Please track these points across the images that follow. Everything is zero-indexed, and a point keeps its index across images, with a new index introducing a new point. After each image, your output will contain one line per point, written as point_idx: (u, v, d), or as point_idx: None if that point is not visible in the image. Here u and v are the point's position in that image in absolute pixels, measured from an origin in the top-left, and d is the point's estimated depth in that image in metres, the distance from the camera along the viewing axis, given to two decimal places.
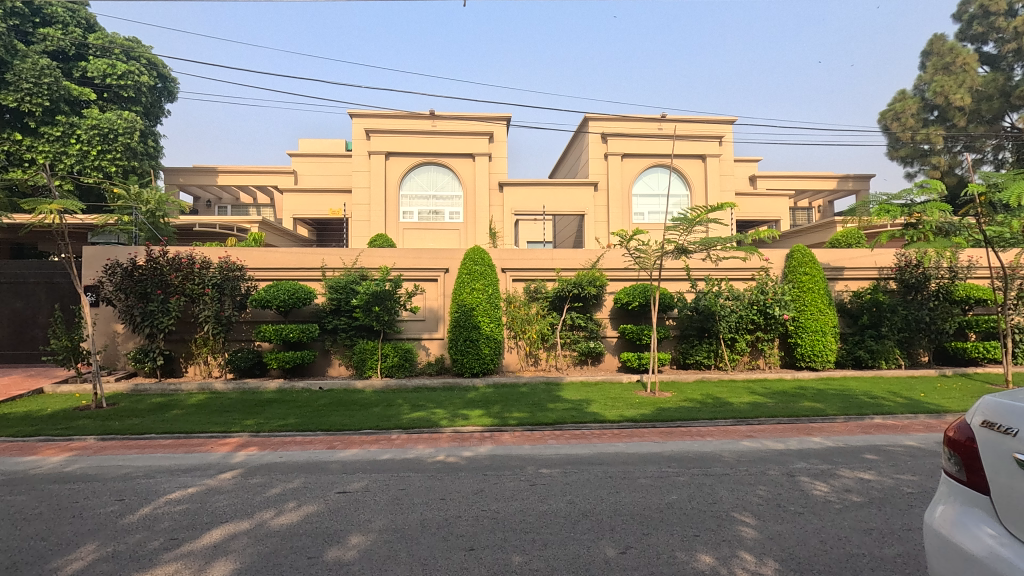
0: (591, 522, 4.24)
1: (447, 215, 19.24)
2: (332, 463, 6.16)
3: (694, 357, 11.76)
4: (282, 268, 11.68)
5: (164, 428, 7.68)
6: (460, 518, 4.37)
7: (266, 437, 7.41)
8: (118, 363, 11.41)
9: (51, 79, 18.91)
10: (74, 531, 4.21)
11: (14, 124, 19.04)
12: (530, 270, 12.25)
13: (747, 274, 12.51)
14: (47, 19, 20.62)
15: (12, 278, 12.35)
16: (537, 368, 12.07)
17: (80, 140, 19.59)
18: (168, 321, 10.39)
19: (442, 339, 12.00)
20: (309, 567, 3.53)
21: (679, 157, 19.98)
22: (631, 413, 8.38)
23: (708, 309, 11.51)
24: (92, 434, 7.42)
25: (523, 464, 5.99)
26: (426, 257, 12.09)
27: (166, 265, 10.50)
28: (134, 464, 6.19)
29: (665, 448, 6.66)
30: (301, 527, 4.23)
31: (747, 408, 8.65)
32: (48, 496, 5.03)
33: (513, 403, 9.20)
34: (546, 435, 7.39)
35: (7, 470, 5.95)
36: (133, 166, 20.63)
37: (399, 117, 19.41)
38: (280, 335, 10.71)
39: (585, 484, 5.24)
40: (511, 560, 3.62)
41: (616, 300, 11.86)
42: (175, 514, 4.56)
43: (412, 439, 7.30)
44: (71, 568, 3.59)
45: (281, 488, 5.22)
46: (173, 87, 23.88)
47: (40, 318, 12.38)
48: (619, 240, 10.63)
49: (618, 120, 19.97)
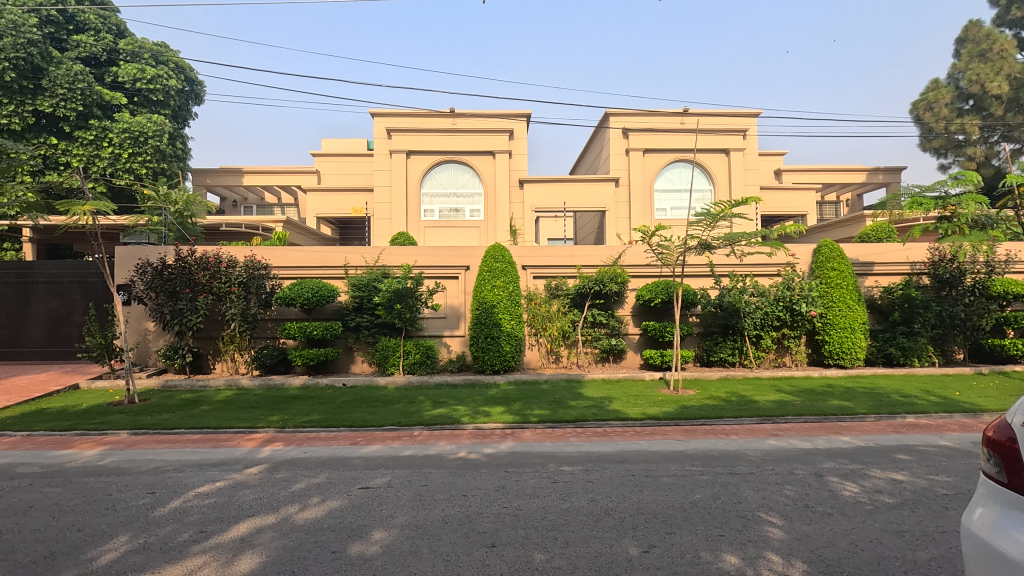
0: (613, 521, 4.20)
1: (467, 212, 19.34)
2: (355, 458, 6.24)
3: (718, 355, 11.59)
4: (305, 267, 11.86)
5: (193, 423, 7.86)
6: (481, 515, 4.38)
7: (291, 432, 7.54)
8: (149, 360, 11.74)
9: (84, 85, 19.51)
10: (108, 522, 4.33)
11: (50, 129, 19.60)
12: (551, 267, 12.21)
13: (773, 270, 12.26)
14: (80, 26, 21.21)
15: (48, 278, 12.78)
16: (558, 366, 12.06)
17: (112, 143, 20.19)
18: (196, 320, 10.64)
19: (463, 337, 12.05)
20: (333, 562, 3.57)
21: (701, 152, 19.67)
22: (653, 411, 8.28)
23: (732, 305, 11.36)
24: (125, 428, 7.63)
25: (544, 461, 5.98)
26: (447, 256, 12.13)
27: (194, 264, 10.72)
28: (164, 458, 6.34)
29: (688, 446, 6.57)
30: (325, 522, 4.28)
31: (773, 406, 8.49)
32: (84, 489, 5.19)
33: (534, 401, 9.19)
34: (567, 433, 7.35)
35: (46, 462, 6.17)
36: (162, 167, 21.17)
37: (420, 116, 19.53)
38: (304, 332, 10.88)
39: (607, 482, 5.20)
40: (533, 557, 3.60)
41: (638, 296, 11.72)
42: (202, 507, 4.65)
43: (434, 435, 7.35)
44: (105, 558, 3.69)
45: (305, 483, 5.30)
46: (200, 90, 24.41)
47: (75, 317, 12.78)
48: (641, 236, 10.47)
49: (640, 115, 19.76)
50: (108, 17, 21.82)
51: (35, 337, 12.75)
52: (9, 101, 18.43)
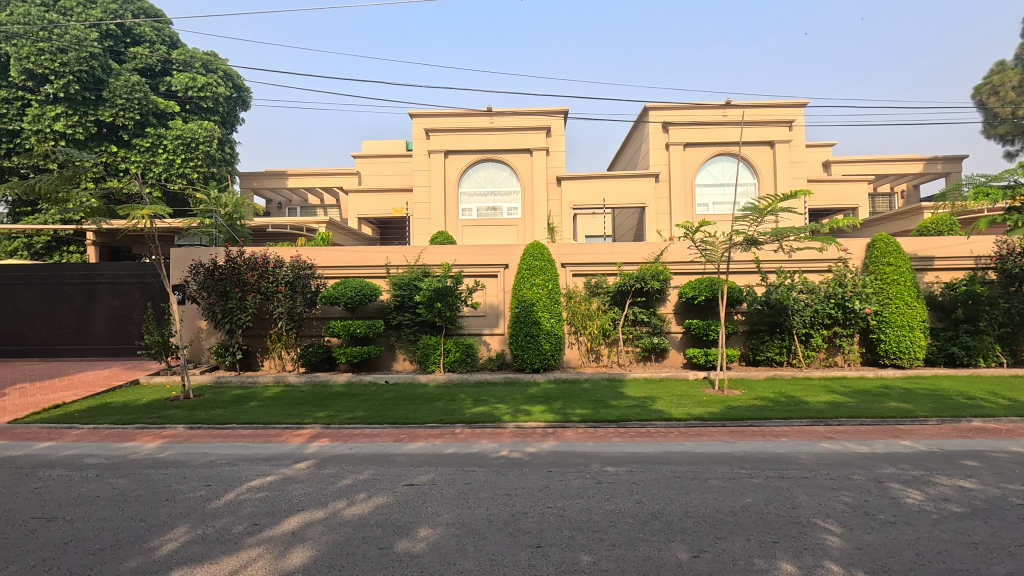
0: (660, 524, 4.12)
1: (505, 211, 19.34)
2: (399, 455, 6.33)
3: (765, 354, 11.23)
4: (348, 266, 12.12)
5: (244, 419, 8.14)
6: (525, 515, 4.35)
7: (337, 428, 7.70)
8: (202, 357, 12.23)
9: (141, 95, 20.47)
10: (168, 513, 4.52)
11: (110, 137, 20.62)
12: (591, 265, 12.06)
13: (823, 265, 11.76)
14: (137, 38, 22.21)
15: (110, 279, 13.45)
16: (598, 364, 11.93)
17: (166, 150, 21.13)
18: (245, 318, 11.01)
19: (502, 335, 12.06)
20: (381, 558, 3.62)
21: (745, 144, 19.10)
22: (698, 412, 8.08)
23: (780, 303, 10.97)
24: (181, 423, 7.97)
25: (587, 462, 5.91)
26: (487, 254, 12.16)
27: (243, 265, 11.11)
28: (218, 452, 6.58)
29: (736, 447, 6.39)
30: (372, 518, 4.34)
31: (825, 408, 8.16)
32: (145, 480, 5.45)
33: (575, 400, 9.11)
34: (610, 433, 7.26)
35: (111, 454, 6.50)
36: (212, 172, 22.02)
37: (458, 116, 19.67)
38: (348, 331, 11.15)
39: (653, 484, 5.09)
40: (579, 559, 3.56)
41: (681, 294, 11.47)
42: (255, 501, 4.80)
43: (476, 433, 7.38)
44: (167, 548, 3.85)
45: (352, 479, 5.40)
46: (247, 96, 25.26)
47: (135, 315, 13.42)
48: (684, 232, 10.18)
49: (681, 109, 19.35)
50: (162, 29, 22.79)
51: (98, 334, 13.48)
52: (74, 112, 19.42)
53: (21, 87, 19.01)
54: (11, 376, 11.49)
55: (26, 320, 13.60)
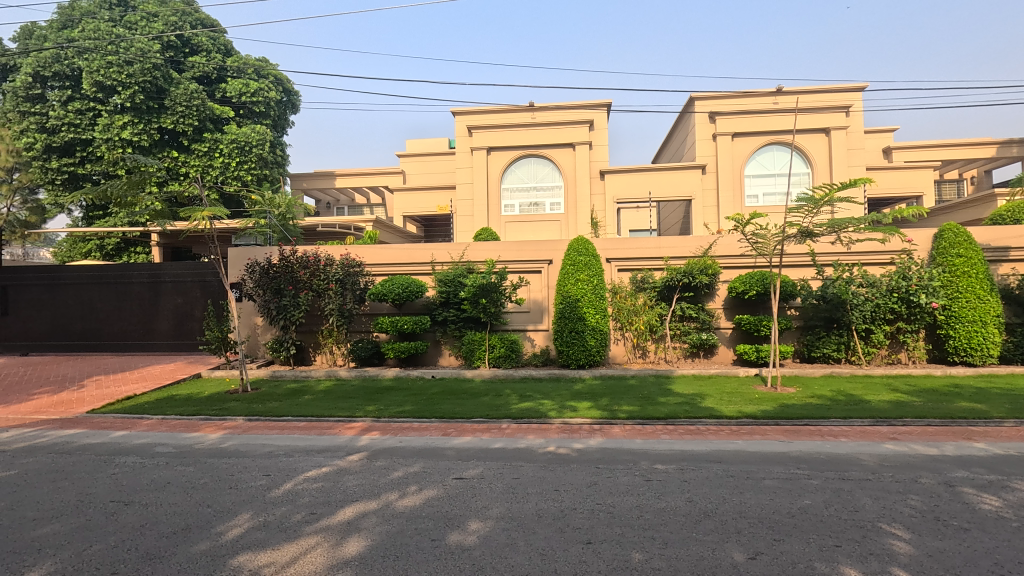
0: (713, 523, 4.03)
1: (548, 206, 19.26)
2: (448, 449, 6.43)
3: (821, 350, 10.77)
4: (395, 263, 12.36)
5: (299, 411, 8.45)
6: (575, 511, 4.34)
7: (386, 422, 7.90)
8: (258, 352, 12.75)
9: (199, 102, 21.45)
10: (232, 500, 4.75)
11: (172, 143, 21.72)
12: (636, 260, 11.88)
13: (885, 258, 11.18)
14: (195, 48, 23.22)
15: (174, 278, 14.17)
16: (645, 361, 11.76)
17: (223, 153, 22.11)
18: (298, 315, 11.40)
19: (547, 331, 12.03)
20: (434, 550, 3.68)
21: (799, 133, 18.35)
22: (750, 409, 7.84)
23: (838, 297, 10.48)
24: (240, 415, 8.34)
25: (636, 459, 5.83)
26: (531, 249, 12.15)
27: (296, 263, 11.54)
28: (276, 443, 6.86)
29: (791, 447, 6.17)
30: (424, 510, 4.43)
31: (889, 407, 7.76)
32: (210, 469, 5.74)
33: (622, 396, 9.01)
34: (658, 430, 7.15)
35: (179, 444, 6.88)
36: (265, 174, 22.90)
37: (501, 112, 19.70)
38: (396, 327, 11.40)
39: (704, 482, 4.99)
40: (631, 557, 3.52)
41: (730, 289, 11.17)
42: (311, 490, 4.98)
43: (522, 428, 7.42)
44: (232, 533, 4.05)
45: (403, 471, 5.52)
46: (297, 100, 26.08)
47: (196, 312, 14.12)
48: (734, 225, 9.82)
49: (729, 98, 18.77)
50: (218, 38, 23.78)
51: (164, 331, 14.26)
52: (139, 120, 20.50)
53: (93, 98, 20.23)
54: (87, 369, 12.33)
55: (100, 317, 14.53)
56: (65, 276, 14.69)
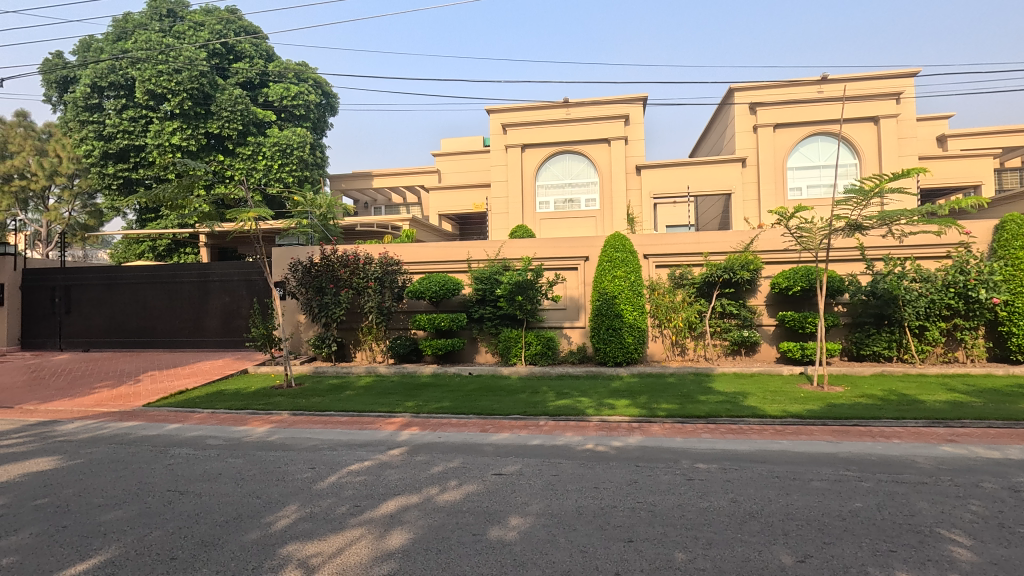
0: (759, 525, 3.93)
1: (583, 202, 19.13)
2: (486, 445, 6.48)
3: (870, 349, 10.34)
4: (432, 261, 12.50)
5: (341, 406, 8.67)
6: (615, 509, 4.31)
7: (425, 417, 8.02)
8: (301, 349, 13.12)
9: (243, 107, 22.18)
10: (281, 492, 4.91)
11: (218, 147, 22.53)
12: (675, 255, 11.66)
13: (940, 251, 10.66)
14: (238, 55, 24.02)
15: (222, 277, 14.72)
16: (683, 358, 11.57)
17: (265, 156, 22.80)
18: (339, 312, 11.67)
19: (584, 328, 11.94)
20: (475, 544, 3.72)
21: (846, 122, 17.64)
22: (795, 409, 7.60)
23: (889, 293, 10.06)
24: (285, 409, 8.61)
25: (677, 458, 5.73)
26: (566, 246, 12.10)
27: (336, 262, 11.82)
28: (320, 437, 7.06)
29: (840, 448, 5.96)
30: (464, 505, 4.48)
31: (946, 408, 7.39)
32: (258, 461, 5.95)
33: (660, 394, 8.88)
34: (699, 429, 7.03)
35: (229, 437, 7.15)
36: (306, 175, 23.51)
37: (536, 108, 19.65)
38: (433, 324, 11.55)
39: (749, 483, 4.87)
40: (674, 556, 3.48)
41: (773, 284, 10.85)
42: (354, 484, 5.10)
43: (560, 425, 7.41)
44: (281, 523, 4.19)
45: (443, 467, 5.59)
46: (335, 102, 26.65)
47: (243, 310, 14.62)
48: (777, 219, 9.51)
49: (771, 88, 18.19)
50: (260, 44, 24.50)
51: (212, 328, 14.83)
52: (187, 126, 21.34)
53: (145, 106, 21.17)
54: (143, 364, 12.96)
55: (154, 315, 15.23)
56: (123, 276, 15.46)
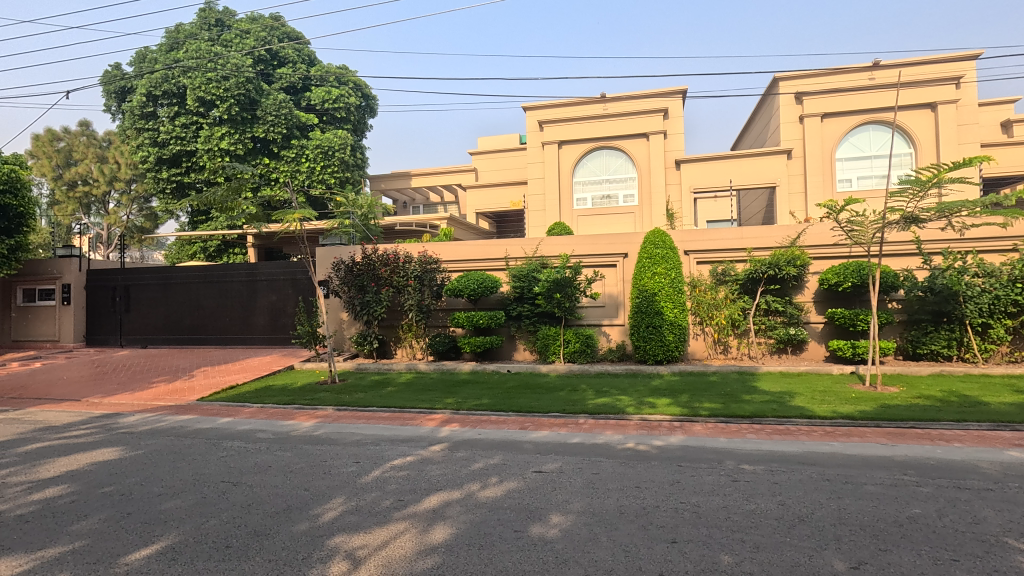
0: (809, 529, 3.81)
1: (621, 198, 18.90)
2: (526, 442, 6.51)
3: (928, 347, 9.85)
4: (471, 259, 12.60)
5: (382, 402, 8.85)
6: (658, 508, 4.26)
7: (465, 414, 8.10)
8: (344, 346, 13.45)
9: (287, 111, 22.86)
10: (327, 484, 5.06)
11: (263, 151, 23.27)
12: (717, 251, 11.39)
13: (1005, 245, 10.06)
14: (282, 60, 24.75)
15: (269, 277, 15.24)
16: (726, 357, 11.31)
17: (308, 159, 23.41)
18: (380, 310, 11.89)
19: (623, 325, 11.81)
20: (517, 540, 3.74)
21: (900, 110, 16.84)
22: (845, 410, 7.32)
23: (948, 289, 9.55)
24: (330, 405, 8.85)
25: (721, 458, 5.61)
26: (605, 243, 11.99)
27: (377, 261, 12.07)
28: (363, 432, 7.23)
29: (895, 451, 5.71)
30: (506, 501, 4.51)
31: (1012, 410, 6.97)
32: (306, 455, 6.14)
33: (703, 393, 8.70)
34: (743, 429, 6.86)
35: (277, 431, 7.41)
36: (347, 176, 24.06)
37: (573, 104, 19.52)
38: (472, 321, 11.65)
39: (797, 485, 4.71)
40: (719, 559, 3.41)
41: (822, 280, 10.46)
42: (398, 478, 5.21)
43: (599, 423, 7.37)
44: (328, 515, 4.32)
45: (483, 463, 5.64)
46: (375, 104, 27.12)
47: (288, 308, 15.09)
48: (826, 212, 9.14)
49: (818, 76, 17.52)
50: (302, 49, 25.18)
51: (260, 325, 15.36)
52: (235, 131, 22.13)
53: (195, 112, 22.06)
54: (197, 360, 13.57)
55: (205, 313, 15.90)
56: (177, 276, 16.21)
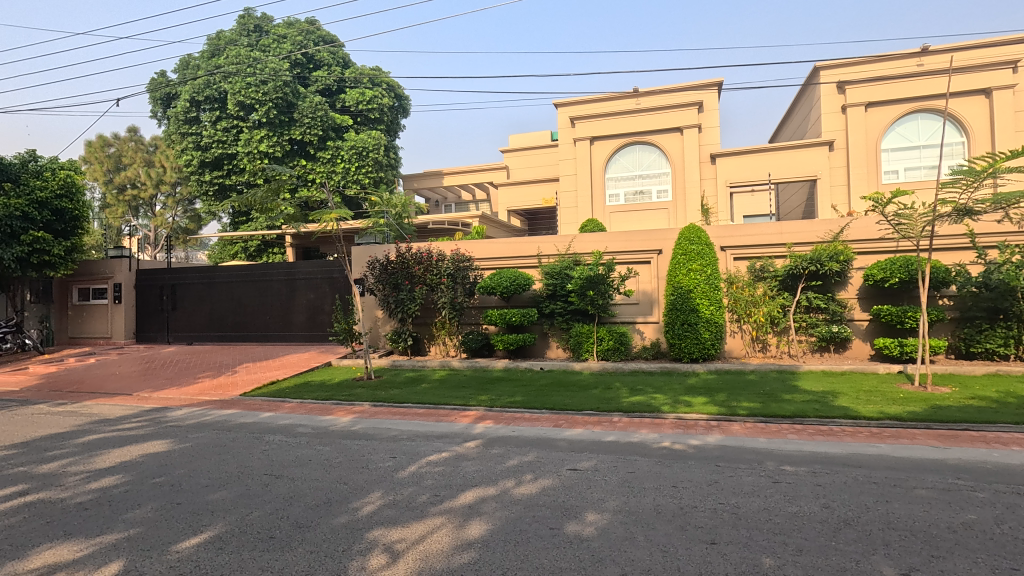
0: (856, 533, 3.68)
1: (655, 194, 18.63)
2: (560, 440, 6.49)
3: (982, 346, 9.39)
4: (503, 257, 12.64)
5: (417, 399, 8.96)
6: (696, 509, 4.19)
7: (499, 411, 8.14)
8: (379, 343, 13.68)
9: (323, 113, 23.35)
10: (366, 479, 5.16)
11: (300, 152, 23.83)
12: (755, 247, 11.10)
13: None
14: (318, 63, 25.29)
15: (307, 276, 15.62)
16: (765, 355, 11.03)
17: (344, 160, 23.87)
18: (414, 308, 12.03)
19: (657, 323, 11.65)
20: (552, 538, 3.74)
21: (952, 97, 16.07)
22: (894, 410, 7.05)
23: (1005, 284, 9.07)
24: (366, 401, 9.01)
25: (761, 459, 5.48)
26: (638, 239, 11.84)
27: (411, 259, 12.22)
28: (399, 428, 7.34)
29: (948, 454, 5.45)
30: (541, 499, 4.51)
31: None
32: (344, 449, 6.27)
33: (741, 392, 8.52)
34: (783, 429, 6.68)
35: (317, 425, 7.60)
36: (380, 176, 24.42)
37: (605, 100, 19.32)
38: (504, 319, 11.69)
39: (842, 488, 4.57)
40: (761, 561, 3.33)
41: (867, 276, 10.09)
42: (433, 474, 5.27)
43: (634, 422, 7.28)
44: (367, 509, 4.41)
45: (518, 460, 5.65)
46: (407, 104, 27.45)
47: (325, 306, 15.44)
48: (872, 205, 8.79)
49: (862, 63, 16.87)
50: (337, 52, 25.68)
51: (298, 323, 15.77)
52: (273, 134, 22.73)
53: (236, 116, 22.75)
54: (239, 356, 14.02)
55: (247, 311, 16.41)
56: (220, 275, 16.77)
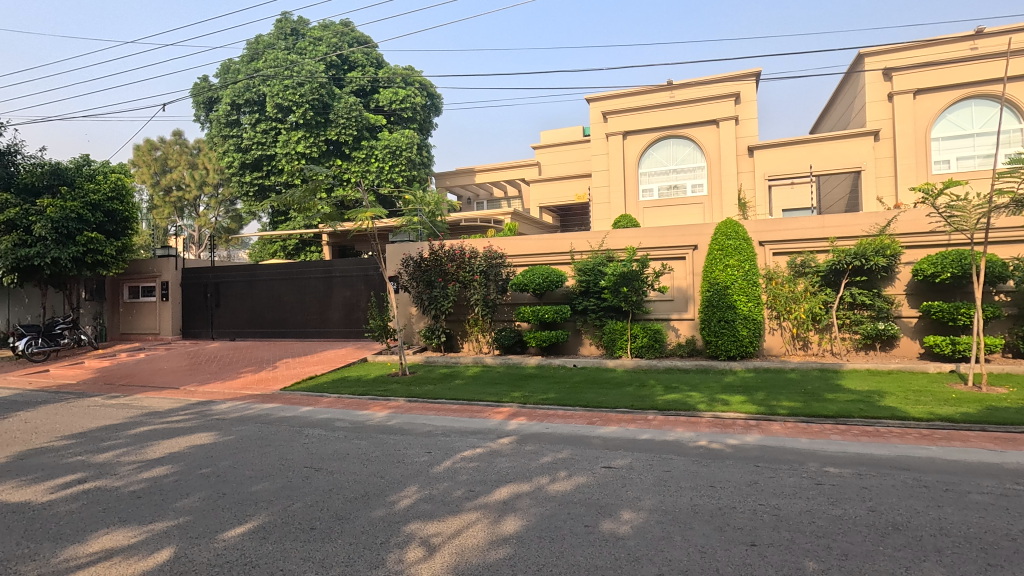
0: (905, 538, 3.54)
1: (689, 188, 18.30)
2: (594, 437, 6.45)
3: None
4: (536, 253, 12.63)
5: (451, 395, 9.05)
6: (735, 510, 4.10)
7: (532, 408, 8.15)
8: (414, 339, 13.86)
9: (358, 113, 23.76)
10: (402, 473, 5.24)
11: (336, 152, 24.31)
12: (795, 242, 10.78)
13: None
14: (352, 64, 25.73)
15: (343, 273, 15.94)
16: (806, 353, 10.72)
17: (378, 159, 24.26)
18: (447, 305, 12.12)
19: (693, 320, 11.45)
20: (587, 536, 3.72)
21: (1009, 81, 15.20)
22: (945, 412, 6.74)
23: None
24: (401, 396, 9.15)
25: (802, 460, 5.33)
26: (672, 235, 11.64)
27: (444, 256, 12.31)
28: (434, 423, 7.43)
29: (1005, 458, 5.18)
30: (575, 496, 4.50)
31: None
32: (380, 444, 6.39)
33: (780, 391, 8.30)
34: (826, 429, 6.48)
35: (354, 420, 7.76)
36: (414, 175, 24.72)
37: (638, 94, 19.03)
38: (537, 316, 11.67)
39: (890, 491, 4.40)
40: (804, 565, 3.24)
41: (915, 271, 9.66)
42: (468, 469, 5.31)
43: (670, 420, 7.18)
44: (404, 502, 4.48)
45: (552, 457, 5.64)
46: (439, 103, 27.68)
47: (361, 303, 15.74)
48: (921, 197, 8.38)
49: (911, 49, 16.15)
50: (371, 53, 26.06)
51: (335, 319, 16.12)
52: (310, 134, 23.26)
53: (275, 118, 23.37)
54: (278, 352, 14.42)
55: (285, 307, 16.87)
56: (260, 273, 17.27)
